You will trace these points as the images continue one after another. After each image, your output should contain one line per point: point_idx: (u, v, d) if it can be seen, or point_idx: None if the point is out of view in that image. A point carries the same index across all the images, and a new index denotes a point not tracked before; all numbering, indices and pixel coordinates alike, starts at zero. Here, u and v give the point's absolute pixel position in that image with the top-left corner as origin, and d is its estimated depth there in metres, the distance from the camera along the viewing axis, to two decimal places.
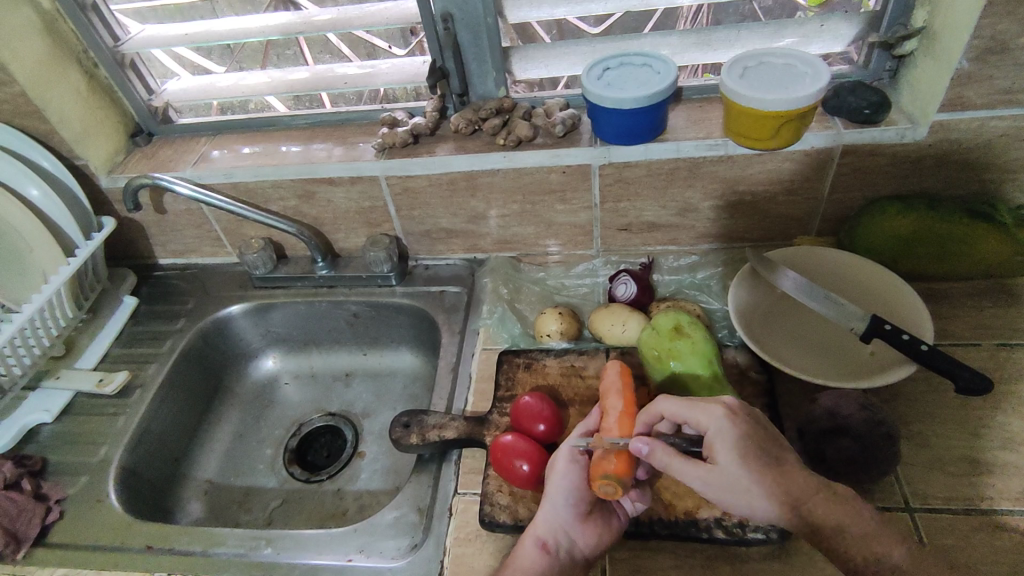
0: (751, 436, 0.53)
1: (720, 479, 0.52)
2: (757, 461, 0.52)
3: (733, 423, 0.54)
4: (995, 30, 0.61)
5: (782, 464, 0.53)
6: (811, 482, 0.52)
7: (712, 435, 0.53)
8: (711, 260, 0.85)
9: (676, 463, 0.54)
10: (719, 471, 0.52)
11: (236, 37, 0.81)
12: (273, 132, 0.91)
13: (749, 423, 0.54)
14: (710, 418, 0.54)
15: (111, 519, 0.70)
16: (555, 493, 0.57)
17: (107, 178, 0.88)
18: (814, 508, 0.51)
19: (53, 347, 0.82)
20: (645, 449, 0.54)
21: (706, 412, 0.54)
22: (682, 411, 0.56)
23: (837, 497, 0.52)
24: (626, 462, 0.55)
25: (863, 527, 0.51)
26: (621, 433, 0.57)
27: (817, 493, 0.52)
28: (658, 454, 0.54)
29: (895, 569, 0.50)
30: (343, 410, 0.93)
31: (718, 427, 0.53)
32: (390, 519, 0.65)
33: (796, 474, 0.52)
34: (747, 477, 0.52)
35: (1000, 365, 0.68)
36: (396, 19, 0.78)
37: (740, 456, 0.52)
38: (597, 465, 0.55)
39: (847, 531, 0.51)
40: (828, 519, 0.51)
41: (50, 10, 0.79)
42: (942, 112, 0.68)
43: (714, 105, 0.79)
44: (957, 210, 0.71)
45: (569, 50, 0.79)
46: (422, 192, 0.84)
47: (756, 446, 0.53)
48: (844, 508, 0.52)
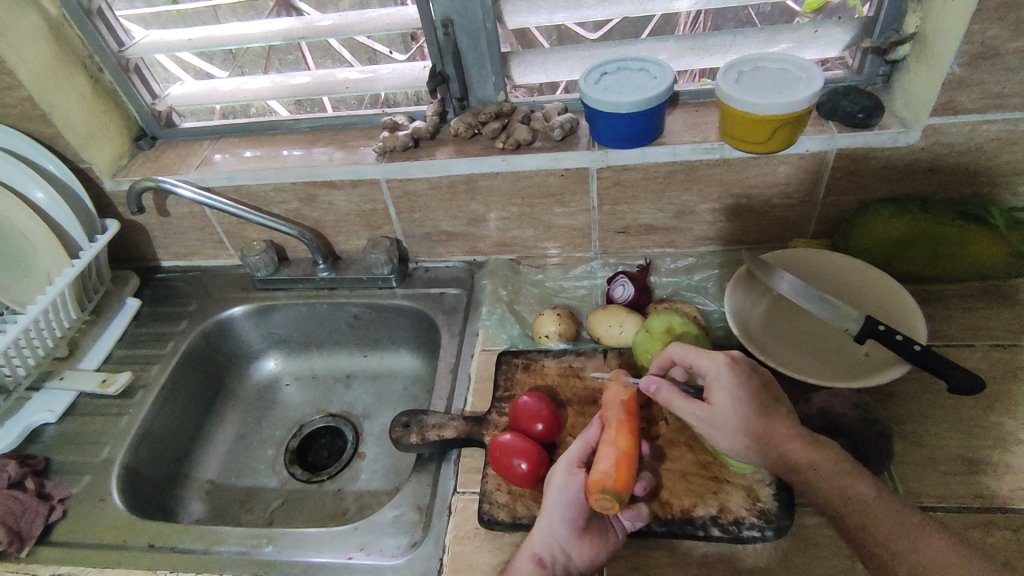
0: (746, 381, 0.57)
1: (709, 417, 0.57)
2: (747, 404, 0.56)
3: (733, 370, 0.58)
4: (986, 35, 0.62)
5: (768, 408, 0.56)
6: (794, 428, 0.55)
7: (711, 378, 0.58)
8: (708, 262, 0.86)
9: (676, 401, 0.59)
10: (711, 409, 0.57)
11: (240, 42, 0.82)
12: (275, 136, 0.92)
13: (748, 370, 0.58)
14: (712, 362, 0.59)
15: (113, 518, 0.70)
16: (552, 508, 0.57)
17: (111, 181, 0.90)
18: (791, 449, 0.54)
19: (56, 348, 0.83)
20: (653, 386, 0.61)
21: (710, 356, 0.59)
22: (691, 356, 0.60)
23: (815, 442, 0.54)
24: (623, 479, 0.54)
25: (833, 468, 0.53)
26: (619, 448, 0.57)
27: (795, 436, 0.54)
28: (663, 392, 0.60)
29: (861, 504, 0.51)
30: (343, 411, 0.93)
31: (717, 370, 0.58)
32: (390, 518, 0.66)
33: (781, 420, 0.55)
34: (735, 417, 0.56)
35: (993, 366, 0.69)
36: (397, 24, 0.79)
37: (733, 398, 0.57)
38: (592, 481, 0.54)
39: (816, 468, 0.53)
40: (802, 460, 0.53)
41: (57, 15, 0.81)
42: (935, 116, 0.69)
43: (710, 109, 0.80)
44: (950, 212, 0.72)
45: (567, 55, 0.80)
46: (422, 195, 0.85)
47: (751, 390, 0.57)
48: (817, 450, 0.54)
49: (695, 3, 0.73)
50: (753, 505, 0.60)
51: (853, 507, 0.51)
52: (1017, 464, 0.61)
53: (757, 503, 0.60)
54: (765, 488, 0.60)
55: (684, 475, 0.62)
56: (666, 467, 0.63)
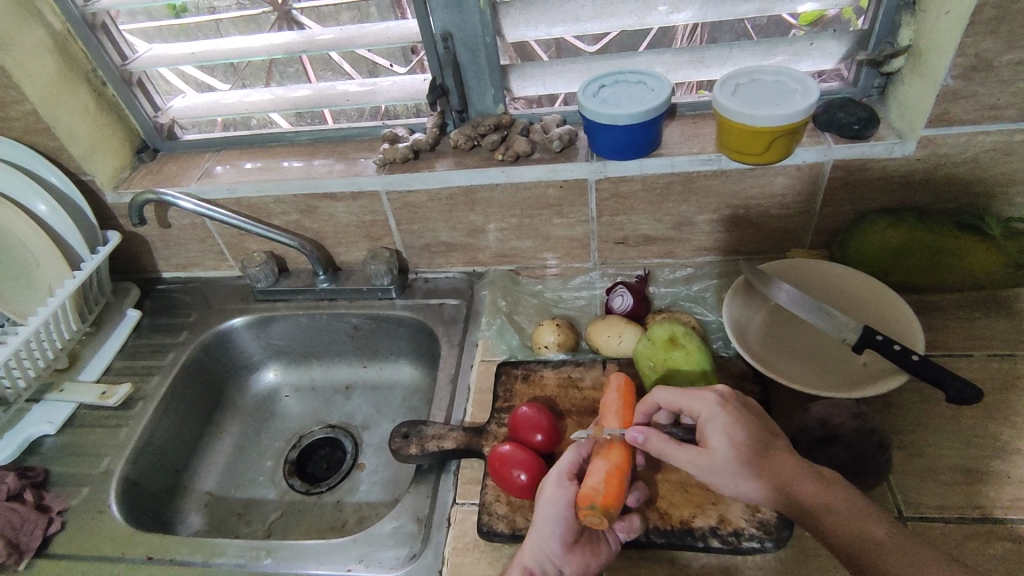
0: (741, 421, 0.56)
1: (709, 463, 0.55)
2: (749, 446, 0.55)
3: (726, 408, 0.57)
4: (978, 48, 0.63)
5: (772, 447, 0.55)
6: (800, 466, 0.54)
7: (705, 420, 0.56)
8: (707, 273, 0.86)
9: (670, 448, 0.56)
10: (710, 454, 0.55)
11: (242, 56, 0.83)
12: (276, 148, 0.93)
13: (741, 407, 0.57)
14: (704, 405, 0.57)
15: (112, 530, 0.70)
16: (543, 520, 0.56)
17: (113, 193, 0.90)
18: (803, 491, 0.53)
19: (56, 359, 0.83)
20: (641, 437, 0.57)
21: (701, 396, 0.57)
22: (676, 399, 0.59)
23: (824, 481, 0.54)
24: (613, 493, 0.54)
25: (846, 508, 0.53)
26: (611, 461, 0.57)
27: (805, 476, 0.54)
28: (653, 443, 0.57)
29: (878, 548, 0.50)
30: (343, 422, 0.93)
31: (710, 411, 0.56)
32: (389, 530, 0.66)
33: (786, 457, 0.55)
34: (739, 462, 0.54)
35: (991, 376, 0.69)
36: (397, 38, 0.80)
37: (732, 441, 0.55)
38: (583, 495, 0.54)
39: (828, 509, 0.52)
40: (815, 501, 0.53)
41: (61, 30, 0.82)
42: (929, 127, 0.69)
43: (708, 121, 0.80)
44: (947, 222, 0.73)
45: (566, 68, 0.81)
46: (422, 207, 0.85)
47: (748, 432, 0.55)
48: (828, 490, 0.53)
49: (691, 16, 0.74)
50: (753, 515, 0.59)
51: (875, 555, 0.50)
52: (1016, 474, 0.61)
53: (757, 514, 0.59)
54: None
55: (684, 486, 0.62)
56: (665, 479, 0.63)
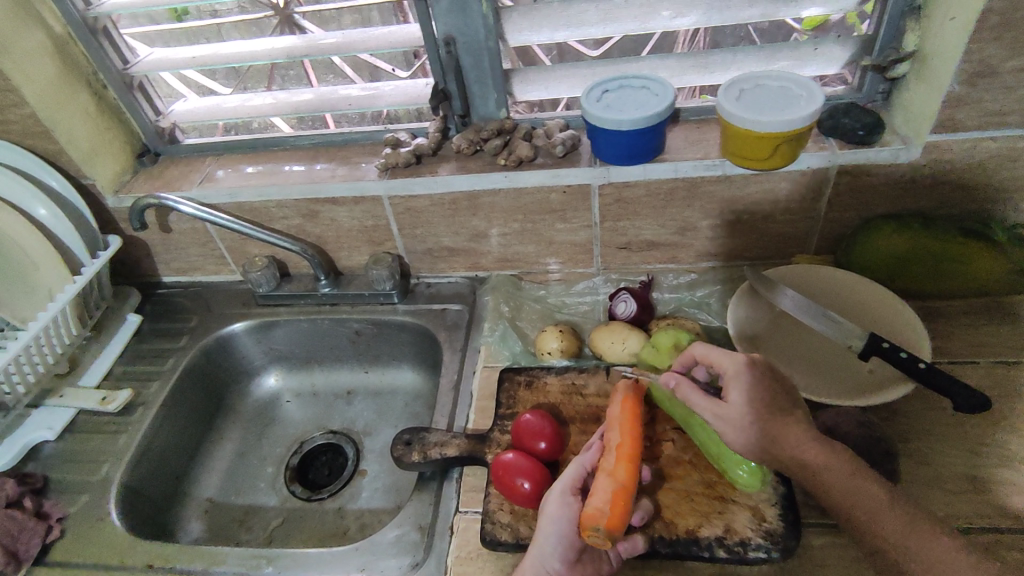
0: (763, 382, 0.57)
1: (726, 413, 0.57)
2: (762, 404, 0.56)
3: (752, 369, 0.58)
4: (984, 54, 0.63)
5: (785, 411, 0.56)
6: (807, 432, 0.55)
7: (730, 375, 0.59)
8: (710, 278, 0.85)
9: (695, 396, 0.59)
10: (728, 406, 0.57)
11: (244, 60, 0.83)
12: (277, 152, 0.93)
13: (769, 371, 0.58)
14: (733, 363, 0.59)
15: (112, 537, 0.70)
16: (545, 536, 0.56)
17: (113, 197, 0.90)
18: (806, 453, 0.54)
19: (56, 365, 0.83)
20: (672, 382, 0.61)
21: (732, 356, 0.59)
22: (712, 354, 0.61)
23: (829, 445, 0.54)
24: (617, 515, 0.53)
25: (844, 469, 0.53)
26: (617, 480, 0.56)
27: (809, 439, 0.54)
28: (683, 389, 0.60)
29: (868, 505, 0.52)
30: (344, 427, 0.93)
31: (736, 369, 0.58)
32: (391, 538, 0.65)
33: (795, 421, 0.55)
34: (752, 417, 0.56)
35: (998, 383, 0.68)
36: (400, 43, 0.80)
37: (748, 397, 0.57)
38: (586, 515, 0.54)
39: (827, 469, 0.53)
40: (815, 462, 0.54)
41: (62, 34, 0.82)
42: (935, 133, 0.69)
43: (712, 126, 0.80)
44: (953, 228, 0.72)
45: (569, 73, 0.80)
46: (424, 212, 0.85)
47: (767, 392, 0.57)
48: (830, 453, 0.54)
49: (695, 22, 0.73)
50: (759, 525, 0.59)
51: (862, 508, 0.52)
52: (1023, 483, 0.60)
53: (763, 523, 0.59)
54: (771, 508, 0.60)
55: (688, 494, 0.62)
56: (670, 487, 0.63)
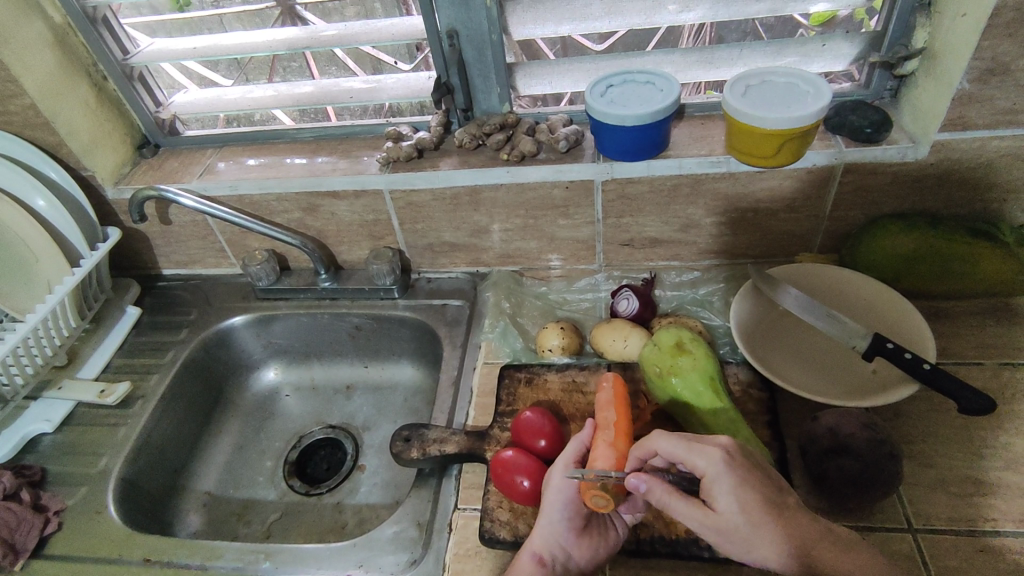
0: (753, 480, 0.50)
1: (722, 525, 0.50)
2: (758, 508, 0.49)
3: (733, 467, 0.50)
4: (996, 51, 0.62)
5: (788, 511, 0.50)
6: (822, 529, 0.50)
7: (711, 480, 0.50)
8: (713, 276, 0.85)
9: (674, 500, 0.51)
10: (719, 517, 0.50)
11: (244, 51, 0.82)
12: (278, 145, 0.92)
13: (748, 464, 0.51)
14: (710, 463, 0.50)
15: (109, 531, 0.70)
16: (550, 509, 0.56)
17: (113, 189, 0.89)
18: (823, 560, 0.49)
19: (55, 357, 0.83)
20: (643, 486, 0.51)
21: (705, 453, 0.50)
22: (678, 450, 0.52)
23: (841, 544, 0.50)
24: (615, 474, 0.54)
25: (864, 568, 0.50)
26: (617, 450, 0.56)
27: (821, 541, 0.49)
28: (656, 493, 0.51)
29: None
30: (344, 422, 0.92)
31: (717, 472, 0.50)
32: (389, 534, 0.65)
33: (802, 519, 0.50)
34: (754, 526, 0.49)
35: (1003, 385, 0.68)
36: (403, 35, 0.79)
37: (741, 503, 0.49)
38: (587, 480, 0.54)
39: (851, 573, 0.49)
40: (834, 568, 0.49)
41: (61, 24, 0.81)
42: (944, 132, 0.68)
43: (717, 122, 0.79)
44: (960, 228, 0.72)
45: (572, 67, 0.79)
46: (425, 206, 0.84)
47: (756, 490, 0.50)
48: (847, 553, 0.50)
49: (701, 16, 0.72)
50: None
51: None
52: None
53: None
54: None
55: None
56: None
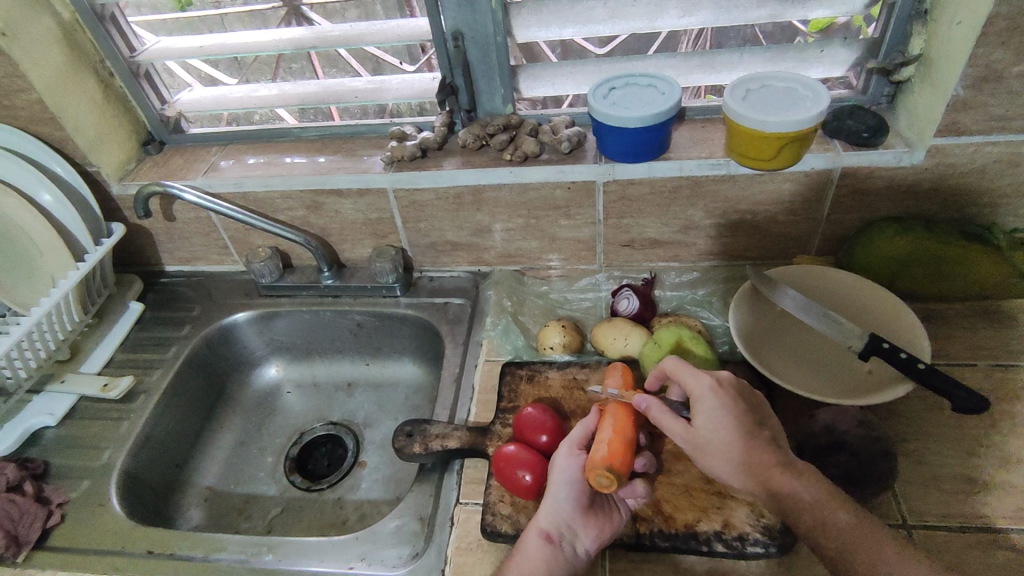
0: (733, 407, 0.57)
1: (698, 440, 0.57)
2: (730, 428, 0.56)
3: (716, 393, 0.58)
4: (990, 59, 0.63)
5: (754, 436, 0.56)
6: (785, 466, 0.55)
7: (697, 398, 0.58)
8: (712, 277, 0.86)
9: (666, 419, 0.59)
10: (696, 432, 0.57)
11: (251, 50, 0.83)
12: (283, 144, 0.93)
13: (733, 394, 0.58)
14: (699, 384, 0.58)
15: (111, 523, 0.70)
16: (556, 486, 0.58)
17: (118, 185, 0.90)
18: (773, 480, 0.54)
19: (58, 351, 0.83)
20: (644, 403, 0.60)
21: (698, 375, 0.59)
22: (680, 372, 0.60)
23: (796, 470, 0.55)
24: (619, 454, 0.56)
25: (813, 497, 0.53)
26: (620, 430, 0.59)
27: (775, 465, 0.55)
28: (653, 410, 0.59)
29: (841, 534, 0.52)
30: (345, 419, 0.93)
31: (703, 392, 0.58)
32: (392, 528, 0.65)
33: (765, 451, 0.55)
34: (721, 442, 0.56)
35: (996, 386, 0.69)
36: (409, 36, 0.80)
37: (718, 420, 0.56)
38: (591, 458, 0.56)
39: (796, 496, 0.53)
40: (783, 488, 0.54)
41: (69, 20, 0.81)
42: (939, 137, 0.70)
43: (717, 125, 0.80)
44: (954, 232, 0.73)
45: (576, 69, 0.81)
46: (429, 206, 0.85)
47: (734, 415, 0.57)
48: (799, 478, 0.54)
49: (702, 21, 0.73)
50: (757, 520, 0.59)
51: (834, 535, 0.52)
52: (1019, 485, 0.61)
53: (761, 519, 0.59)
54: (769, 504, 0.60)
55: (688, 490, 0.62)
56: (669, 482, 0.63)
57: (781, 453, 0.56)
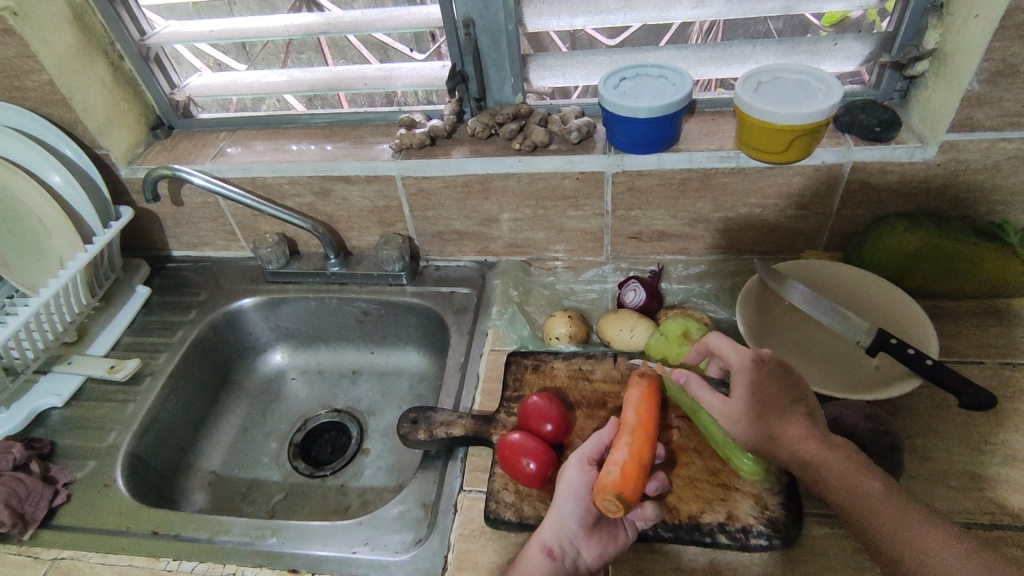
0: (766, 380, 0.58)
1: (728, 410, 0.58)
2: (764, 398, 0.57)
3: (755, 365, 0.59)
4: (1007, 53, 0.62)
5: (785, 410, 0.57)
6: (817, 438, 0.55)
7: (736, 371, 0.59)
8: (719, 271, 0.86)
9: (704, 393, 0.60)
10: (731, 404, 0.58)
11: (260, 35, 0.83)
12: (291, 130, 0.93)
13: (774, 366, 0.58)
14: (738, 358, 0.60)
15: (116, 503, 0.70)
16: (562, 502, 0.57)
17: (126, 168, 0.90)
18: (800, 447, 0.55)
19: (65, 333, 0.84)
20: (681, 378, 0.62)
21: (738, 350, 0.60)
22: (723, 347, 0.61)
23: (828, 441, 0.55)
24: (631, 481, 0.54)
25: (844, 465, 0.54)
26: (633, 452, 0.57)
27: (805, 434, 0.56)
28: (693, 385, 0.61)
29: (870, 503, 0.52)
30: (349, 406, 0.93)
31: (741, 366, 0.59)
32: (395, 514, 0.66)
33: (796, 421, 0.56)
34: (753, 411, 0.57)
35: (1004, 384, 0.69)
36: (419, 23, 0.80)
37: (751, 392, 0.58)
38: (601, 481, 0.55)
39: (825, 467, 0.54)
40: (811, 458, 0.55)
41: (81, 2, 0.81)
42: (951, 133, 0.69)
43: (728, 118, 0.80)
44: (965, 229, 0.73)
45: (587, 60, 0.80)
46: (437, 194, 0.85)
47: (769, 388, 0.58)
48: (832, 450, 0.55)
49: (715, 12, 0.73)
50: (762, 513, 0.59)
51: (865, 504, 0.52)
52: None
53: (766, 511, 0.59)
54: (774, 496, 0.60)
55: (693, 482, 0.62)
56: (674, 473, 0.63)
57: (814, 424, 0.57)
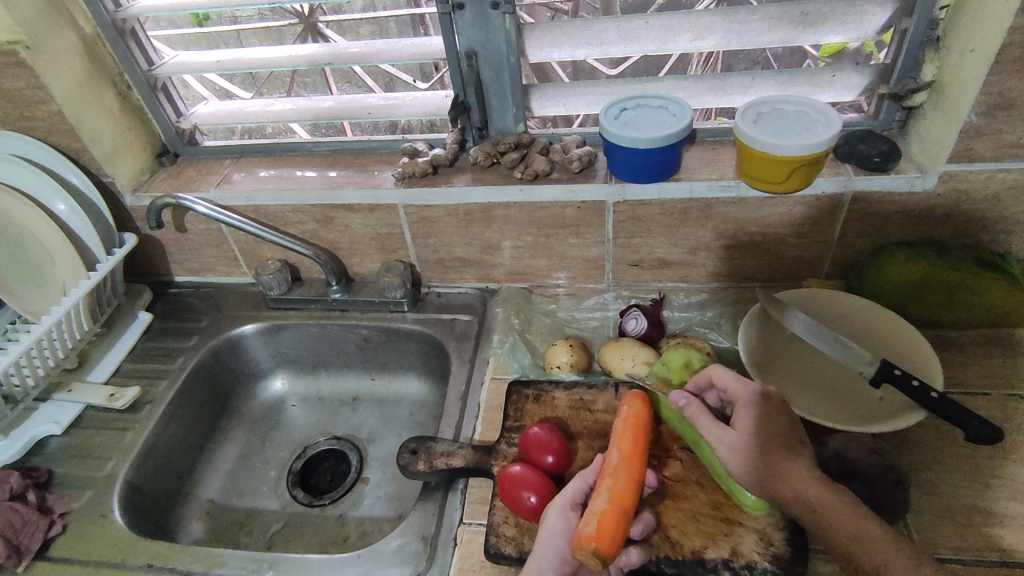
0: (774, 416, 0.57)
1: (730, 439, 0.57)
2: (771, 435, 0.56)
3: (762, 400, 0.59)
4: (1004, 86, 0.63)
5: (791, 449, 0.56)
6: (817, 479, 0.53)
7: (741, 403, 0.59)
8: (721, 299, 0.86)
9: (703, 418, 0.60)
10: (736, 434, 0.57)
11: (267, 66, 0.84)
12: (294, 158, 0.94)
13: (782, 405, 0.58)
14: (744, 391, 0.60)
15: (113, 535, 0.70)
16: (542, 548, 0.55)
17: (131, 196, 0.91)
18: (803, 487, 0.53)
19: (66, 359, 0.84)
20: (682, 400, 0.62)
21: (745, 384, 0.61)
22: (727, 380, 0.62)
23: (830, 483, 0.53)
24: (608, 532, 0.52)
25: (843, 507, 0.52)
26: (613, 499, 0.54)
27: (806, 476, 0.54)
28: (693, 408, 0.61)
29: (868, 545, 0.50)
30: (349, 434, 0.93)
31: (747, 398, 0.59)
32: (393, 547, 0.65)
33: (800, 466, 0.54)
34: (759, 445, 0.56)
35: (1009, 416, 0.68)
36: (424, 54, 0.81)
37: (757, 423, 0.57)
38: (578, 532, 0.53)
39: (831, 509, 0.52)
40: (813, 498, 0.52)
41: (91, 34, 0.83)
42: (951, 163, 0.69)
43: (728, 148, 0.81)
44: (968, 258, 0.72)
45: (587, 90, 0.81)
46: (439, 222, 0.85)
47: (777, 424, 0.57)
48: (831, 491, 0.53)
49: (715, 44, 0.73)
50: (766, 549, 0.59)
51: (865, 549, 0.50)
52: None
53: (770, 547, 0.59)
54: (778, 531, 0.59)
55: (696, 515, 0.61)
56: (677, 507, 0.62)
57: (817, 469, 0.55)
